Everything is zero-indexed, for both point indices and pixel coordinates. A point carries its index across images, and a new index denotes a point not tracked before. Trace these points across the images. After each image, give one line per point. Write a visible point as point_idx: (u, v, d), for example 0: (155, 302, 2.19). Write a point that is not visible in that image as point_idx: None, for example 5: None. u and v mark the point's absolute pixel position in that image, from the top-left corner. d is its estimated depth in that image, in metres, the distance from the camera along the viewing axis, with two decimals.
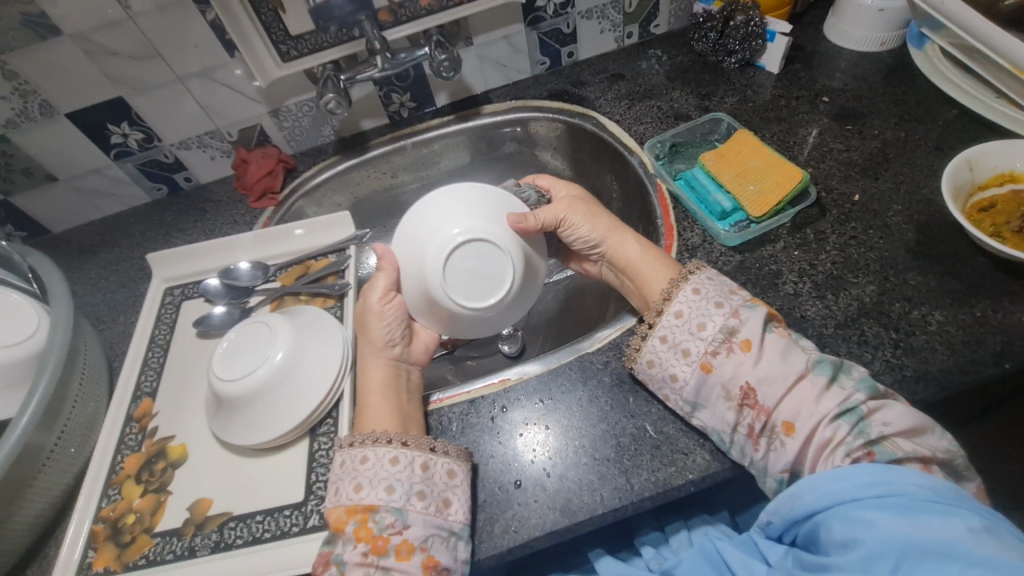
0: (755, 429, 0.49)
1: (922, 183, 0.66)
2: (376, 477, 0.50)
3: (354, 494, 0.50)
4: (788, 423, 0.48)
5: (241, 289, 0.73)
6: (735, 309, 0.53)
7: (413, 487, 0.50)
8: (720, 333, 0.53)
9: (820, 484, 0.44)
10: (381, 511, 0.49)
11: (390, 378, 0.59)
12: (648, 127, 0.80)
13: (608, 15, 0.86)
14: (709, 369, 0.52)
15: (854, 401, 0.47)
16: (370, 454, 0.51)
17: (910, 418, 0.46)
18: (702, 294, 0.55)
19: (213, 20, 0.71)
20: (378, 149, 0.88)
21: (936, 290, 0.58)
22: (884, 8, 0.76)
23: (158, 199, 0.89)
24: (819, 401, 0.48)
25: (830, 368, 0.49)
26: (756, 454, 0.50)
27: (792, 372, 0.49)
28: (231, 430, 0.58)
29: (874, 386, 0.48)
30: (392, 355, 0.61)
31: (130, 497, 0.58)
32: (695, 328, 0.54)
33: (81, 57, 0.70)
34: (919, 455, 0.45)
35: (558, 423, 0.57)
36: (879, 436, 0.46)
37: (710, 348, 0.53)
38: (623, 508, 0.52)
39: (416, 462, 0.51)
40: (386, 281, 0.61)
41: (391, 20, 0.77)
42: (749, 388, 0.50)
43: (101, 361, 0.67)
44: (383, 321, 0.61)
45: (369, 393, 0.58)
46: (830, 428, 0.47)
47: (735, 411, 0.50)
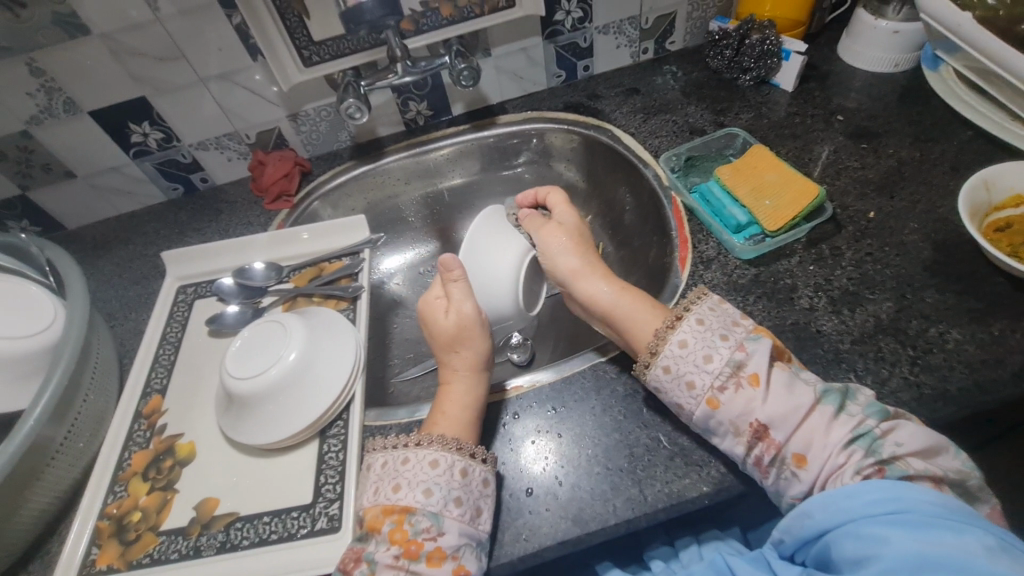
0: (763, 460, 0.47)
1: (938, 202, 0.66)
2: (415, 479, 0.50)
3: (391, 494, 0.49)
4: (800, 455, 0.47)
5: (254, 289, 0.73)
6: (740, 342, 0.51)
7: (451, 493, 0.49)
8: (728, 366, 0.50)
9: (829, 502, 0.43)
10: (417, 514, 0.48)
11: (481, 397, 0.57)
12: (663, 140, 0.81)
13: (625, 30, 0.87)
14: (715, 406, 0.49)
15: (865, 427, 0.46)
16: (412, 455, 0.51)
17: (923, 438, 0.46)
18: (706, 325, 0.53)
19: (238, 25, 0.73)
20: (394, 155, 0.88)
21: (954, 308, 0.58)
22: (899, 30, 0.77)
23: (174, 199, 0.90)
24: (830, 431, 0.47)
25: (836, 398, 0.48)
26: (766, 480, 0.48)
27: (802, 406, 0.47)
28: (241, 430, 0.58)
29: (881, 410, 0.47)
30: (484, 374, 0.59)
31: (136, 494, 0.57)
32: (701, 360, 0.51)
33: (107, 56, 0.71)
34: (929, 473, 0.44)
35: (571, 431, 0.56)
36: (892, 455, 0.45)
37: (716, 382, 0.50)
38: (636, 519, 0.51)
39: (457, 468, 0.50)
40: (463, 292, 0.60)
41: (412, 29, 0.78)
42: (758, 423, 0.48)
43: (112, 357, 0.67)
44: (474, 338, 0.59)
45: (452, 405, 0.56)
46: (843, 455, 0.46)
47: (744, 444, 0.48)
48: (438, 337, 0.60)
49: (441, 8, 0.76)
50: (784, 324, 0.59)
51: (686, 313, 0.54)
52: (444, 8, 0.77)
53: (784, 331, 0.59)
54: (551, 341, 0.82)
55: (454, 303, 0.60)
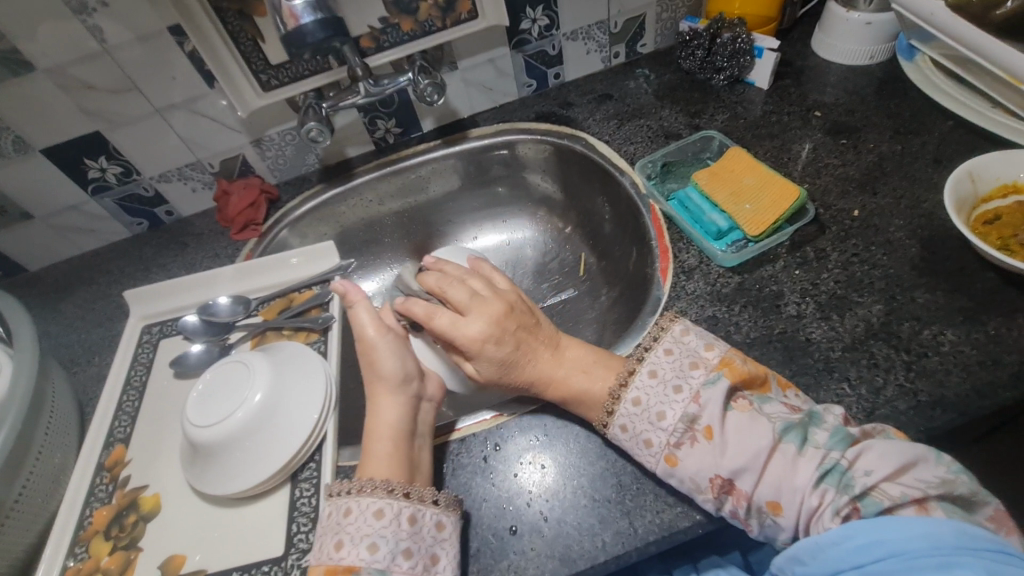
0: (739, 513, 0.45)
1: (922, 196, 0.64)
2: (359, 533, 0.47)
3: (334, 553, 0.46)
4: (772, 501, 0.45)
5: (220, 325, 0.70)
6: (695, 392, 0.48)
7: (398, 545, 0.46)
8: (681, 422, 0.48)
9: (816, 549, 0.41)
10: (362, 574, 0.45)
11: (399, 420, 0.54)
12: (639, 146, 0.79)
13: (594, 35, 0.85)
14: (674, 463, 0.47)
15: (830, 461, 0.44)
16: (354, 505, 0.48)
17: (896, 458, 0.42)
18: (658, 378, 0.50)
19: (191, 52, 0.70)
20: (363, 177, 0.86)
21: (947, 308, 0.55)
22: (872, 21, 0.75)
23: (138, 233, 0.87)
24: (796, 471, 0.44)
25: (797, 434, 0.45)
26: (751, 531, 0.46)
27: (761, 449, 0.45)
28: (207, 480, 0.55)
29: (844, 437, 0.44)
30: (401, 395, 0.56)
31: (98, 555, 0.54)
32: (655, 418, 0.49)
33: (54, 92, 0.68)
34: (909, 498, 0.42)
35: (554, 461, 0.53)
36: (865, 489, 0.43)
37: (672, 440, 0.48)
38: (626, 554, 0.48)
39: (403, 515, 0.48)
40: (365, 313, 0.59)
41: (373, 46, 0.75)
42: (722, 478, 0.46)
43: (71, 407, 0.64)
44: (385, 357, 0.57)
45: (373, 438, 0.53)
46: (814, 496, 0.44)
47: (714, 500, 0.46)
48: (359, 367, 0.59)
49: (401, 23, 0.74)
50: (772, 334, 0.57)
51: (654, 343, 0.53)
52: (404, 23, 0.74)
53: (772, 341, 0.56)
54: None
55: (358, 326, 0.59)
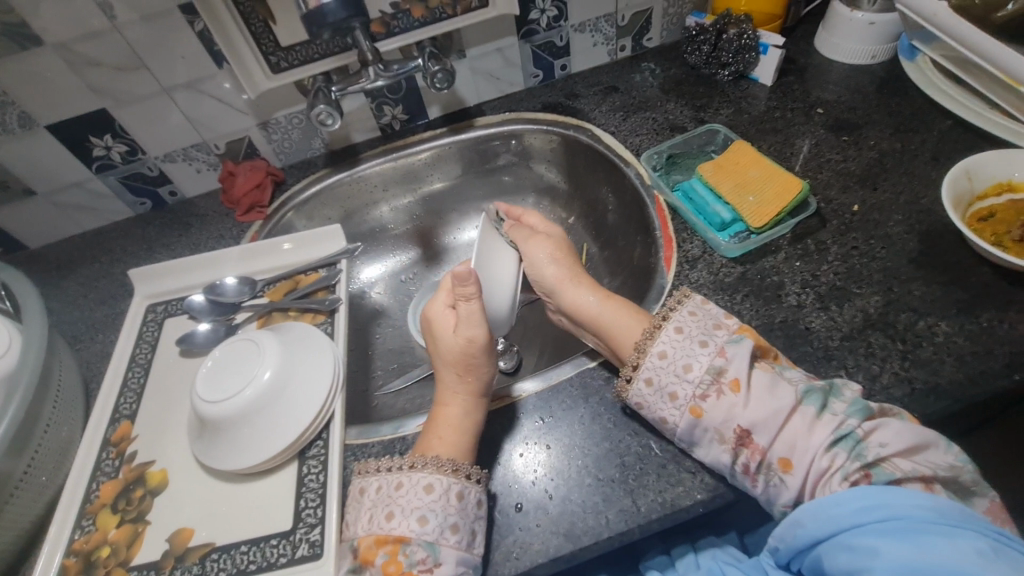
0: (751, 467, 0.46)
1: (921, 193, 0.66)
2: (409, 505, 0.48)
3: (384, 523, 0.48)
4: (784, 459, 0.46)
5: (226, 305, 0.70)
6: (721, 347, 0.50)
7: (447, 520, 0.47)
8: (707, 374, 0.49)
9: (819, 511, 0.42)
10: (412, 544, 0.47)
11: (473, 410, 0.55)
12: (644, 138, 0.80)
13: (602, 28, 0.86)
14: (699, 415, 0.48)
15: (846, 427, 0.45)
16: (405, 479, 0.49)
17: (908, 437, 0.44)
18: (685, 334, 0.52)
19: (201, 31, 0.70)
20: (370, 162, 0.86)
21: (942, 300, 0.57)
22: (875, 21, 0.76)
23: (141, 214, 0.86)
24: (811, 432, 0.46)
25: (818, 398, 0.47)
26: (755, 489, 0.47)
27: (784, 408, 0.46)
28: (216, 455, 0.55)
29: (864, 409, 0.46)
30: (475, 374, 0.56)
31: (105, 528, 0.54)
32: (681, 370, 0.50)
33: (63, 68, 0.68)
34: (916, 474, 0.44)
35: (558, 442, 0.55)
36: (878, 459, 0.44)
37: (698, 391, 0.49)
38: (629, 531, 0.49)
39: (452, 491, 0.48)
40: (445, 298, 0.60)
41: (383, 31, 0.76)
42: (741, 429, 0.47)
43: (76, 383, 0.64)
44: (466, 326, 0.57)
45: (443, 419, 0.54)
46: (826, 457, 0.45)
47: (730, 452, 0.47)
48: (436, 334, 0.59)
49: (412, 9, 0.74)
50: (772, 323, 0.58)
51: (663, 324, 0.53)
52: (415, 9, 0.75)
53: (773, 329, 0.58)
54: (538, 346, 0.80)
55: (444, 296, 0.59)
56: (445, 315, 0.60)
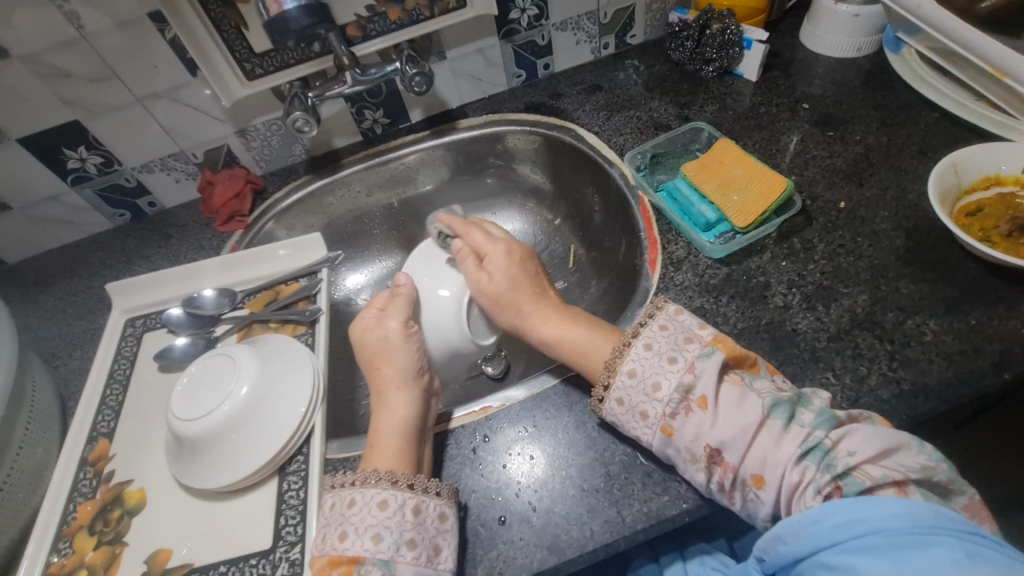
0: (726, 485, 0.46)
1: (908, 188, 0.65)
2: (362, 524, 0.46)
3: (338, 543, 0.46)
4: (756, 476, 0.45)
5: (205, 318, 0.69)
6: (691, 362, 0.49)
7: (403, 536, 0.46)
8: (676, 393, 0.48)
9: (798, 528, 0.41)
10: (367, 564, 0.45)
11: (412, 416, 0.54)
12: (628, 137, 0.78)
13: (584, 26, 0.85)
14: (671, 433, 0.47)
15: (814, 439, 0.44)
16: (358, 496, 0.48)
17: (878, 442, 0.43)
18: (654, 350, 0.50)
19: (172, 39, 0.68)
20: (351, 167, 0.85)
21: (930, 298, 0.56)
22: (860, 14, 0.75)
23: (121, 225, 0.85)
24: (780, 446, 0.44)
25: (786, 410, 0.45)
26: (734, 505, 0.47)
27: (750, 423, 0.45)
28: (193, 473, 0.54)
29: (830, 419, 0.45)
30: (414, 389, 0.57)
31: (82, 551, 0.53)
32: (651, 389, 0.49)
33: (31, 80, 0.66)
34: (889, 480, 0.42)
35: (543, 452, 0.54)
36: (847, 469, 0.42)
37: (667, 411, 0.48)
38: (615, 543, 0.48)
39: (408, 506, 0.47)
40: (400, 312, 0.61)
41: (360, 35, 0.74)
42: (711, 449, 0.46)
43: (53, 401, 0.63)
44: (400, 348, 0.59)
45: (382, 434, 0.53)
46: (796, 472, 0.43)
47: (705, 471, 0.46)
48: (366, 356, 0.60)
49: (388, 11, 0.73)
50: (759, 325, 0.57)
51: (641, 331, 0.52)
52: (392, 11, 0.73)
53: (759, 332, 0.57)
54: (525, 352, 0.79)
55: (382, 317, 0.61)
56: (394, 346, 0.59)
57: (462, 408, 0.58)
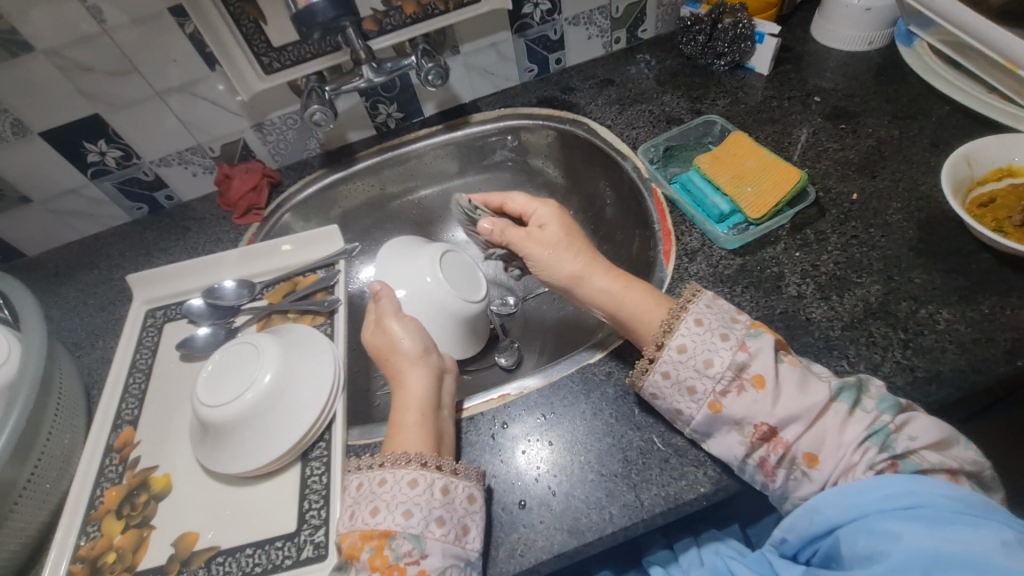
0: (770, 461, 0.46)
1: (920, 179, 0.65)
2: (393, 501, 0.47)
3: (369, 518, 0.47)
4: (811, 454, 0.45)
5: (226, 309, 0.70)
6: (742, 340, 0.49)
7: (432, 513, 0.47)
8: (729, 369, 0.48)
9: (842, 497, 0.42)
10: (398, 538, 0.46)
11: (427, 394, 0.55)
12: (641, 131, 0.79)
13: (596, 20, 0.85)
14: (719, 409, 0.48)
15: (880, 423, 0.45)
16: (389, 476, 0.49)
17: (937, 431, 0.44)
18: (705, 326, 0.51)
19: (192, 34, 0.69)
20: (366, 161, 0.86)
21: (943, 288, 0.57)
22: (872, 7, 0.76)
23: (138, 218, 0.86)
24: (844, 429, 0.45)
25: (851, 396, 0.46)
26: (773, 483, 0.46)
27: (818, 402, 0.45)
28: (219, 459, 0.55)
29: (894, 405, 0.46)
30: (429, 367, 0.58)
31: (111, 534, 0.54)
32: (702, 365, 0.49)
33: (54, 74, 0.68)
34: (944, 466, 0.44)
35: (561, 438, 0.54)
36: (907, 451, 0.44)
37: (718, 387, 0.48)
38: (633, 526, 0.49)
39: (436, 486, 0.48)
40: (389, 303, 0.62)
41: (376, 29, 0.75)
42: (768, 426, 0.46)
43: (77, 389, 0.64)
44: (404, 337, 0.59)
45: (400, 410, 0.54)
46: (857, 452, 0.44)
47: (750, 446, 0.47)
48: (377, 355, 0.60)
49: (404, 6, 0.74)
50: (773, 314, 0.58)
51: (683, 314, 0.52)
52: (407, 6, 0.74)
53: (773, 321, 0.58)
54: (538, 343, 0.80)
55: (381, 320, 0.61)
56: (399, 336, 0.59)
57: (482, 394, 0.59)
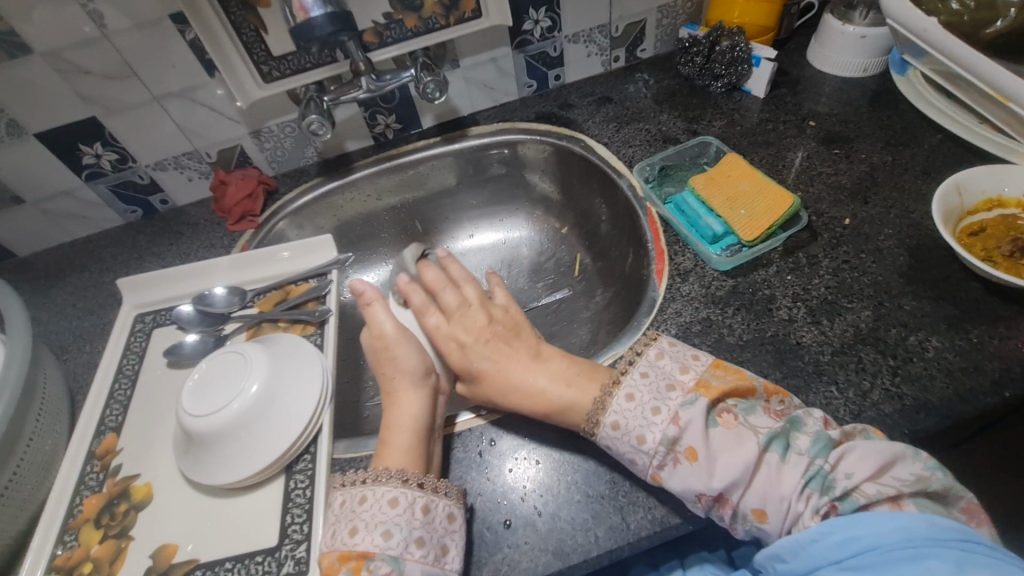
0: (726, 520, 0.47)
1: (912, 207, 0.66)
2: (373, 520, 0.47)
3: (348, 538, 0.47)
4: (757, 510, 0.46)
5: (216, 315, 0.70)
6: (674, 413, 0.48)
7: (411, 534, 0.47)
8: (661, 445, 0.47)
9: (798, 547, 0.42)
10: (376, 560, 0.45)
11: (421, 414, 0.55)
12: (637, 149, 0.80)
13: (596, 39, 0.86)
14: (660, 481, 0.48)
15: (815, 466, 0.45)
16: (370, 493, 0.49)
17: (874, 459, 0.44)
18: (637, 401, 0.50)
19: (193, 40, 0.69)
20: (363, 170, 0.86)
21: (932, 315, 0.57)
22: (867, 35, 0.77)
23: (131, 222, 0.86)
24: (780, 478, 0.45)
25: (780, 443, 0.46)
26: (735, 532, 0.48)
27: (749, 463, 0.45)
28: (202, 470, 0.55)
29: (827, 443, 0.45)
30: (424, 387, 0.58)
31: (88, 543, 0.53)
32: (636, 441, 0.49)
33: (52, 76, 0.67)
34: (883, 496, 0.43)
35: (548, 457, 0.54)
36: (846, 490, 0.44)
37: (654, 462, 0.48)
38: (618, 549, 0.49)
39: (417, 505, 0.48)
40: (385, 314, 0.61)
41: (376, 41, 0.75)
42: (709, 495, 0.46)
43: (61, 394, 0.63)
44: (400, 349, 0.60)
45: (393, 431, 0.54)
46: (800, 500, 0.45)
47: (703, 508, 0.47)
48: (374, 360, 0.61)
49: (405, 19, 0.74)
50: (764, 337, 0.58)
51: (620, 381, 0.52)
52: (408, 19, 0.75)
53: (764, 344, 0.58)
54: None
55: (374, 321, 0.61)
56: (396, 348, 0.60)
57: (463, 414, 0.59)
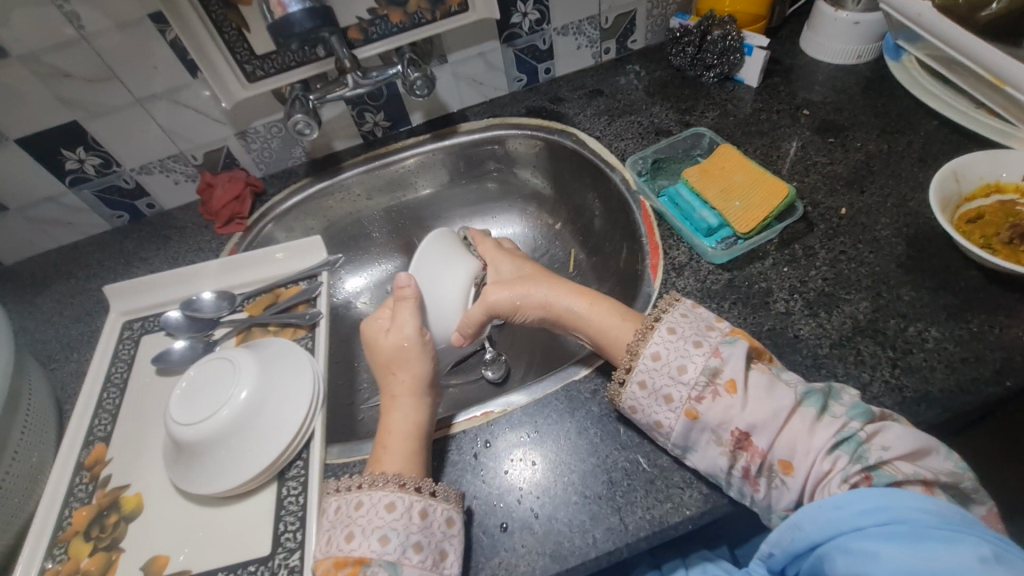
0: (751, 471, 0.45)
1: (909, 195, 0.65)
2: (370, 525, 0.46)
3: (344, 544, 0.46)
4: (785, 461, 0.45)
5: (205, 321, 0.69)
6: (715, 347, 0.49)
7: (410, 539, 0.46)
8: (703, 375, 0.48)
9: (819, 514, 0.41)
10: (373, 566, 0.45)
11: (424, 424, 0.54)
12: (629, 142, 0.79)
13: (585, 31, 0.85)
14: (694, 416, 0.48)
15: (848, 430, 0.44)
16: (366, 499, 0.48)
17: (910, 441, 0.44)
18: (678, 334, 0.51)
19: (173, 41, 0.68)
20: (351, 170, 0.84)
21: (931, 305, 0.56)
22: (860, 21, 0.76)
23: (118, 227, 0.84)
24: (812, 434, 0.45)
25: (818, 400, 0.46)
26: (757, 493, 0.46)
27: (783, 409, 0.45)
28: (192, 479, 0.54)
29: (865, 412, 0.45)
30: (427, 395, 0.57)
31: (78, 557, 0.52)
32: (677, 371, 0.49)
33: (31, 80, 0.66)
34: (919, 477, 0.43)
35: (544, 458, 0.53)
36: (878, 461, 0.43)
37: (694, 394, 0.48)
38: (617, 550, 0.48)
39: (415, 509, 0.47)
40: (413, 316, 0.58)
41: (361, 38, 0.74)
42: (739, 432, 0.46)
43: (48, 404, 0.62)
44: (417, 356, 0.58)
45: (394, 435, 0.53)
46: (827, 461, 0.44)
47: (728, 455, 0.46)
48: (382, 359, 0.58)
49: (390, 15, 0.73)
50: (761, 330, 0.57)
51: (654, 326, 0.52)
52: (393, 15, 0.73)
53: (761, 337, 0.57)
54: (525, 356, 0.78)
55: (397, 323, 0.59)
56: (413, 356, 0.58)
57: (463, 412, 0.57)
